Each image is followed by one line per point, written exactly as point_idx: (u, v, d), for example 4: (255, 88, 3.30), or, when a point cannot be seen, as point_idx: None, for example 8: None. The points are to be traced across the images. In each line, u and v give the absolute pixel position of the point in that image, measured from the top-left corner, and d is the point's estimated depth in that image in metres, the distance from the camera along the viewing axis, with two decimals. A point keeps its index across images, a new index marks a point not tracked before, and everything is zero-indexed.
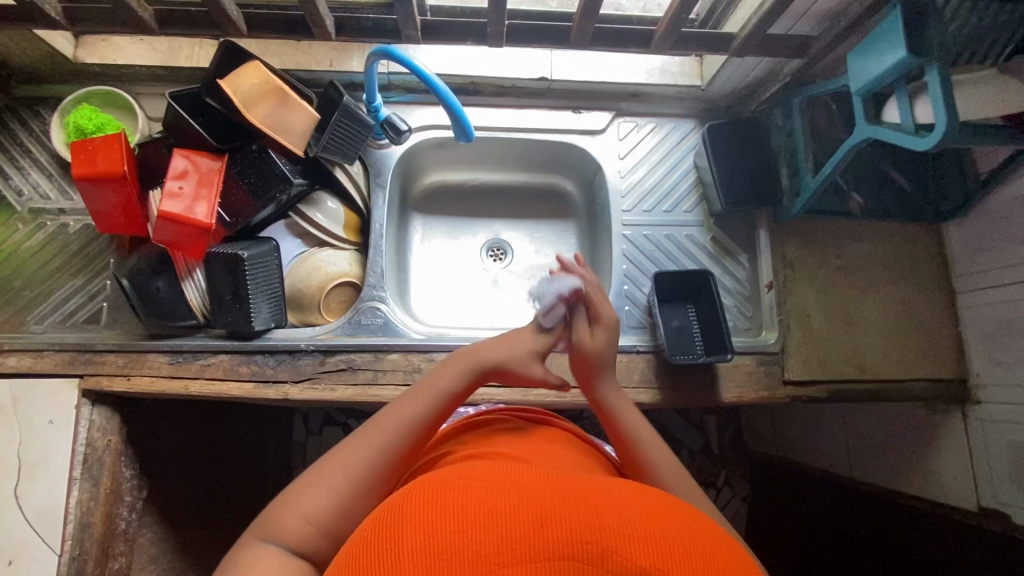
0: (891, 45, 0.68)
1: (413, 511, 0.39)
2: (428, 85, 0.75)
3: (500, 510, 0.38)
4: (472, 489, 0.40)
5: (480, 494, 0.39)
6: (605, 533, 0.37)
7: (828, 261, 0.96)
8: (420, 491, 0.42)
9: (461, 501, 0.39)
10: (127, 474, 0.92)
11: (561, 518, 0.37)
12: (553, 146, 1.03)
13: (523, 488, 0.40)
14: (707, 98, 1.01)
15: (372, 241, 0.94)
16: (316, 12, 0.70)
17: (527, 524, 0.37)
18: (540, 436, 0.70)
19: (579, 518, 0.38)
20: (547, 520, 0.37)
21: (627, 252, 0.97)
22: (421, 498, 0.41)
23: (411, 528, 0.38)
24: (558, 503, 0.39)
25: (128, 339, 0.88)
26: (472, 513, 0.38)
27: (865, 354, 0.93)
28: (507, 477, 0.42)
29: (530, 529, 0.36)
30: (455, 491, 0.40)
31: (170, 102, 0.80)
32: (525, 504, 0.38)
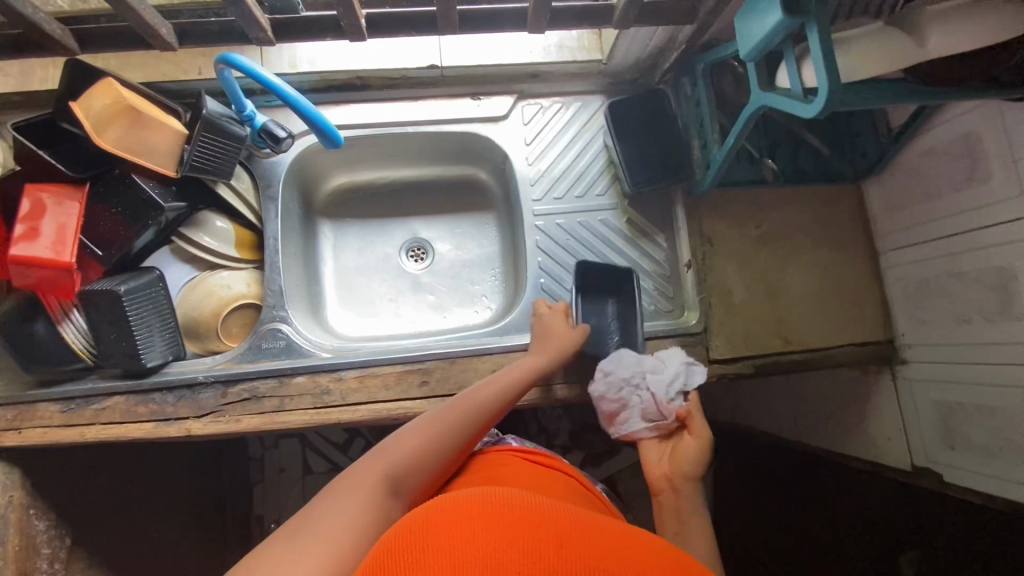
0: (769, 7, 0.63)
1: (432, 517, 0.38)
2: (271, 89, 0.70)
3: (520, 531, 0.37)
4: (496, 508, 0.40)
5: (502, 512, 0.39)
6: (623, 564, 0.36)
7: (747, 233, 0.92)
8: (438, 508, 0.40)
9: (483, 516, 0.38)
10: (42, 526, 0.88)
11: (576, 543, 0.37)
12: (456, 137, 0.98)
13: (538, 513, 0.40)
14: (611, 72, 0.95)
15: (268, 258, 0.89)
16: (143, 22, 0.63)
17: (546, 545, 0.36)
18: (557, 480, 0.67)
19: (592, 545, 0.37)
20: (562, 543, 0.37)
21: (541, 243, 0.93)
22: (440, 509, 0.40)
23: (436, 538, 0.36)
24: (573, 532, 0.38)
25: (16, 390, 0.83)
26: (497, 528, 0.37)
27: (791, 325, 0.91)
28: (526, 500, 0.41)
29: (550, 547, 0.36)
30: (475, 509, 0.40)
31: (13, 133, 0.73)
32: (543, 526, 0.38)
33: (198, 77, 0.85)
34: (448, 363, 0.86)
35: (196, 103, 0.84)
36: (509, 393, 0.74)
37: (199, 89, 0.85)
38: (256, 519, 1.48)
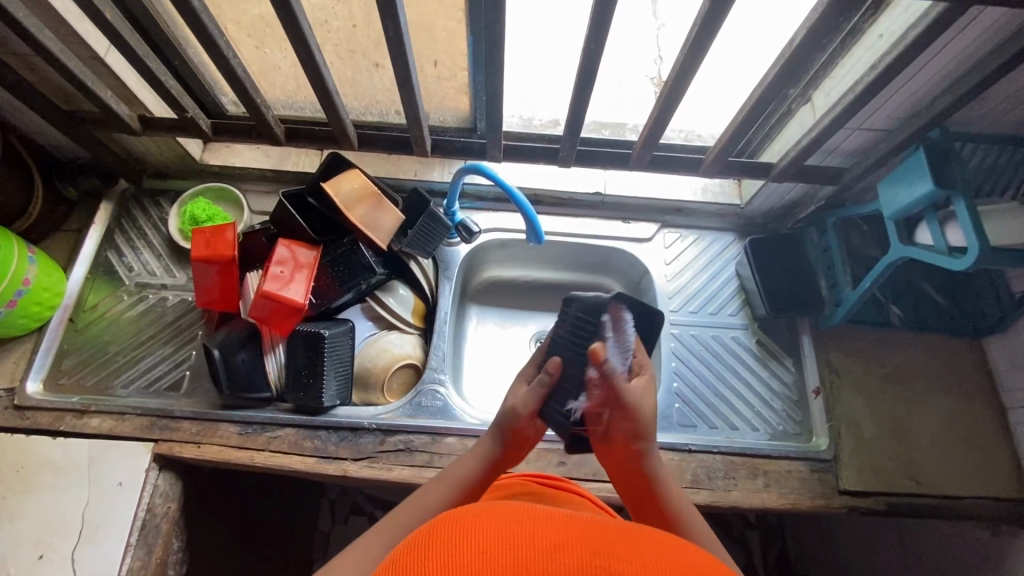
0: (920, 180, 0.77)
1: (436, 538, 0.38)
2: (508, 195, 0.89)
3: (511, 536, 0.37)
4: (488, 519, 0.39)
5: (498, 524, 0.38)
6: (612, 560, 0.35)
7: (873, 370, 0.99)
8: (437, 522, 0.40)
9: (467, 529, 0.38)
10: (176, 546, 0.92)
11: (573, 547, 0.36)
12: (603, 251, 1.12)
13: (536, 522, 0.39)
14: (745, 216, 1.11)
15: (437, 326, 1.03)
16: (420, 135, 0.86)
17: (540, 547, 0.36)
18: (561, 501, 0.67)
19: (588, 543, 0.36)
20: (559, 547, 0.36)
21: (676, 349, 1.02)
22: (444, 527, 0.39)
23: (433, 550, 0.37)
24: (558, 531, 0.38)
25: (203, 407, 0.94)
26: (490, 539, 0.37)
27: (920, 467, 0.93)
28: (522, 512, 0.41)
29: (537, 551, 0.35)
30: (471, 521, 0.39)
31: (281, 199, 0.92)
32: (537, 533, 0.37)
33: (413, 177, 1.06)
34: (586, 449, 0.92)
35: (409, 196, 1.02)
36: (497, 456, 0.72)
37: (412, 185, 1.06)
38: None
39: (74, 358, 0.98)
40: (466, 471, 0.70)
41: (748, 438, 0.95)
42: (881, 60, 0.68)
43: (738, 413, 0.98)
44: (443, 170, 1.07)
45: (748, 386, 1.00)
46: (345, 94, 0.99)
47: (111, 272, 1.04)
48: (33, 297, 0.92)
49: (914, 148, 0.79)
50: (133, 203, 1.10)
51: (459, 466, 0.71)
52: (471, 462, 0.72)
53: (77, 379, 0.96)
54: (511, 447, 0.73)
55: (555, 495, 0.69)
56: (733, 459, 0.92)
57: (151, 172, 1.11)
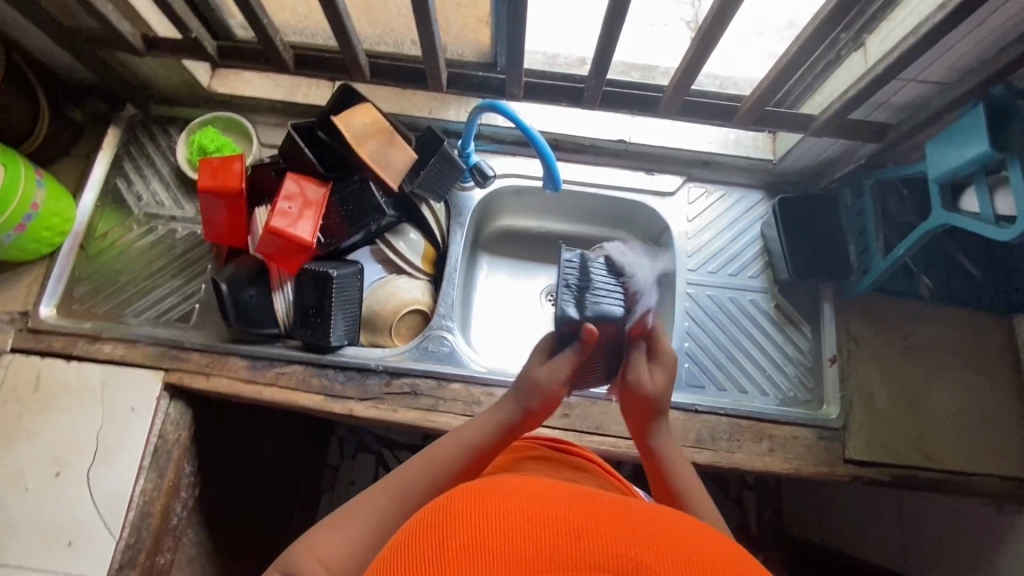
0: (973, 140, 0.71)
1: (457, 511, 0.37)
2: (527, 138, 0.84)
3: (532, 515, 0.35)
4: (510, 492, 0.38)
5: (519, 498, 0.37)
6: (640, 549, 0.34)
7: (893, 342, 0.96)
8: (456, 494, 0.39)
9: (492, 500, 0.37)
10: (187, 470, 0.95)
11: (598, 531, 0.35)
12: (622, 204, 1.07)
13: (560, 497, 0.38)
14: (776, 172, 1.04)
15: (447, 274, 1.00)
16: (436, 67, 0.81)
17: (566, 533, 0.34)
18: (573, 469, 0.65)
19: (616, 529, 0.36)
20: (585, 531, 0.35)
21: (690, 309, 0.99)
22: (464, 498, 0.38)
23: (454, 530, 0.35)
24: (585, 511, 0.37)
25: (213, 340, 0.94)
26: (517, 518, 0.35)
27: (931, 441, 0.91)
28: (545, 485, 0.39)
29: (563, 534, 0.34)
30: (490, 494, 0.38)
31: (290, 131, 0.89)
32: (562, 513, 0.36)
33: (428, 115, 1.01)
34: (590, 402, 0.92)
35: (422, 134, 0.98)
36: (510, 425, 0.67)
37: (426, 124, 1.01)
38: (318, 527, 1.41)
39: (85, 285, 0.98)
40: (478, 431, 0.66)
41: (756, 402, 0.94)
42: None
43: (748, 377, 0.96)
44: (458, 108, 1.02)
45: (763, 350, 0.98)
46: (360, 21, 0.93)
47: (120, 200, 1.03)
48: (43, 222, 0.91)
49: (973, 104, 0.72)
50: (141, 129, 1.06)
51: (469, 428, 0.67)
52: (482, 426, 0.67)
53: (89, 306, 0.97)
54: (528, 416, 0.67)
55: (560, 460, 0.67)
56: (739, 422, 0.91)
57: (158, 98, 1.07)
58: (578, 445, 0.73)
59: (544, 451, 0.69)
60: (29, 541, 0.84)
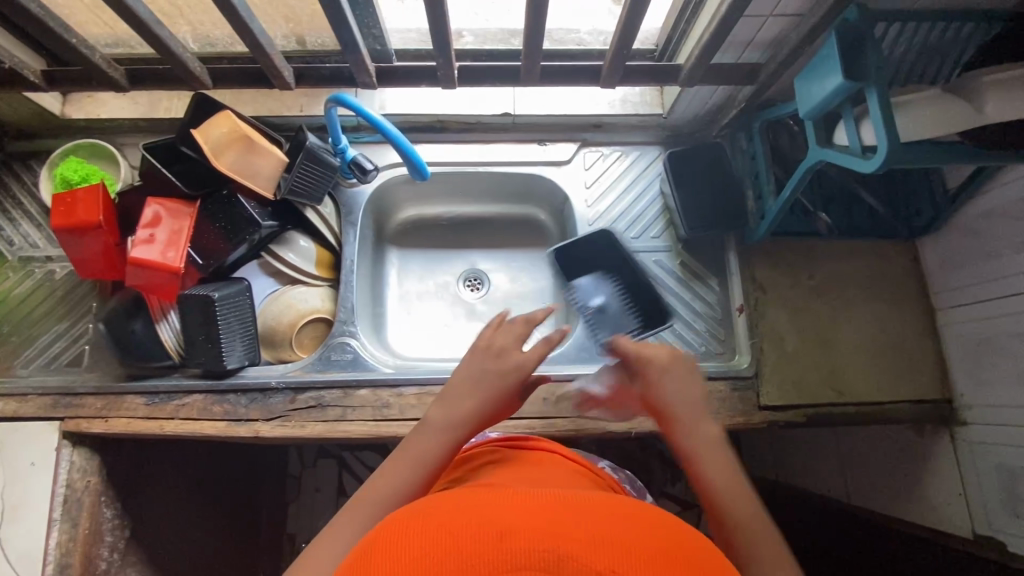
0: (831, 71, 0.68)
1: (378, 544, 0.36)
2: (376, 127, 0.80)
3: (452, 531, 0.34)
4: (432, 516, 0.37)
5: (438, 518, 0.36)
6: (564, 541, 0.33)
7: (801, 283, 0.95)
8: (386, 527, 0.38)
9: (417, 526, 0.36)
10: (108, 514, 0.93)
11: (521, 530, 0.34)
12: (519, 179, 1.04)
13: (483, 507, 0.37)
14: (670, 126, 1.01)
15: (344, 277, 0.97)
16: (271, 65, 0.75)
17: (487, 539, 0.33)
18: (540, 464, 0.62)
19: (536, 524, 0.34)
20: (507, 533, 0.34)
21: (596, 279, 0.98)
22: (388, 531, 0.37)
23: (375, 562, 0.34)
24: (505, 512, 0.36)
25: (106, 381, 0.91)
26: (436, 540, 0.34)
27: (844, 377, 0.91)
28: (470, 499, 0.39)
29: (486, 539, 0.33)
30: (414, 521, 0.37)
31: (144, 154, 0.84)
32: (484, 520, 0.35)
33: (299, 113, 0.95)
34: None
35: (293, 136, 0.94)
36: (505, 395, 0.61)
37: (299, 123, 0.96)
38: (289, 537, 1.40)
39: None
40: (472, 407, 0.60)
41: None
42: None
43: (660, 339, 0.95)
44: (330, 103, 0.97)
45: (672, 309, 0.96)
46: (200, 22, 0.86)
47: None
48: None
49: (830, 32, 0.69)
50: (2, 168, 1.00)
51: (464, 399, 0.60)
52: (470, 395, 0.60)
53: None
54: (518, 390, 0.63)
55: (522, 456, 0.63)
56: None
57: (14, 133, 1.00)
58: (547, 440, 0.71)
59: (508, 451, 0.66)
60: None
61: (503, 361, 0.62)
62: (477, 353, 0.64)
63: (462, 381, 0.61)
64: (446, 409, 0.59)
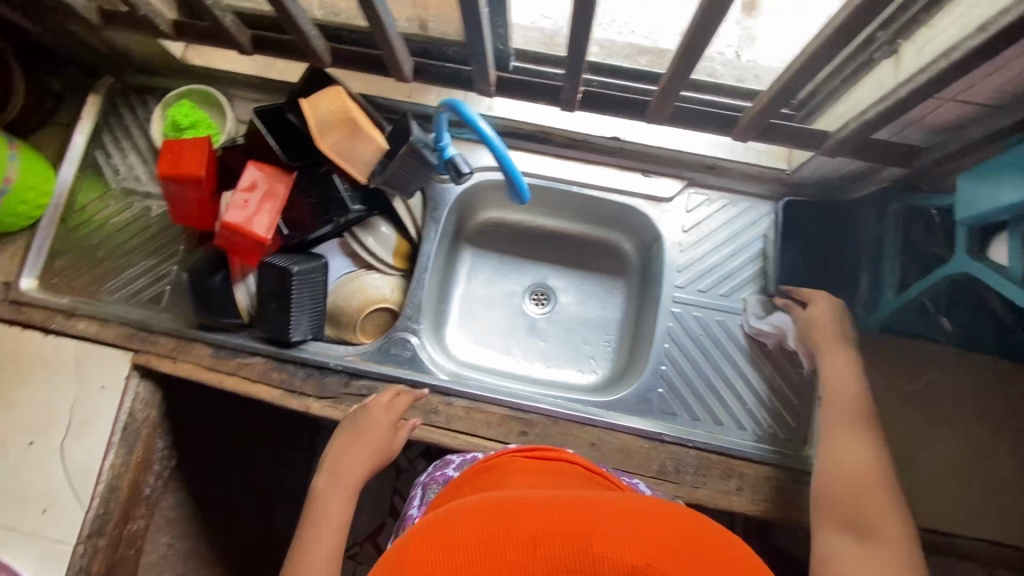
0: (1012, 182, 0.59)
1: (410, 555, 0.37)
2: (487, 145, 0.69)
3: (483, 545, 0.36)
4: (458, 525, 0.38)
5: (467, 526, 0.38)
6: (600, 542, 0.35)
7: (895, 385, 0.87)
8: (417, 536, 0.39)
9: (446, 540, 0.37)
10: (159, 445, 0.99)
11: (552, 537, 0.35)
12: (613, 206, 0.99)
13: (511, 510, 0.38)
14: (790, 183, 0.93)
15: (417, 273, 0.96)
16: (395, 58, 0.73)
17: (520, 545, 0.35)
18: (553, 474, 0.59)
19: (566, 530, 0.36)
20: (540, 541, 0.35)
21: (673, 330, 0.92)
22: (419, 543, 0.38)
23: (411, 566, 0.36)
24: (529, 515, 0.37)
25: (180, 325, 0.94)
26: (477, 544, 0.36)
27: (919, 498, 0.82)
28: (494, 505, 0.39)
29: (521, 546, 0.35)
30: (443, 531, 0.38)
31: (252, 116, 0.84)
32: (514, 526, 0.37)
33: (406, 98, 0.95)
34: (551, 421, 0.88)
35: (397, 121, 0.91)
36: (380, 456, 0.80)
37: (404, 108, 0.93)
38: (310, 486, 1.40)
39: (65, 258, 0.99)
40: (364, 464, 0.79)
41: (731, 436, 0.87)
42: (999, 20, 0.50)
43: (726, 408, 0.89)
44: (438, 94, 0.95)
45: (747, 380, 0.90)
46: None
47: (99, 173, 1.02)
48: (19, 196, 0.92)
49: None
50: (120, 99, 1.03)
51: (352, 465, 0.79)
52: (357, 454, 0.79)
53: (68, 280, 0.98)
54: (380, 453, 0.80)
55: (533, 465, 0.60)
56: (708, 457, 0.85)
57: (136, 66, 1.03)
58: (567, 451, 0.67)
59: (522, 461, 0.62)
60: (13, 501, 0.90)
61: (364, 431, 0.81)
62: (342, 436, 0.82)
63: (345, 433, 0.81)
64: (331, 480, 0.78)
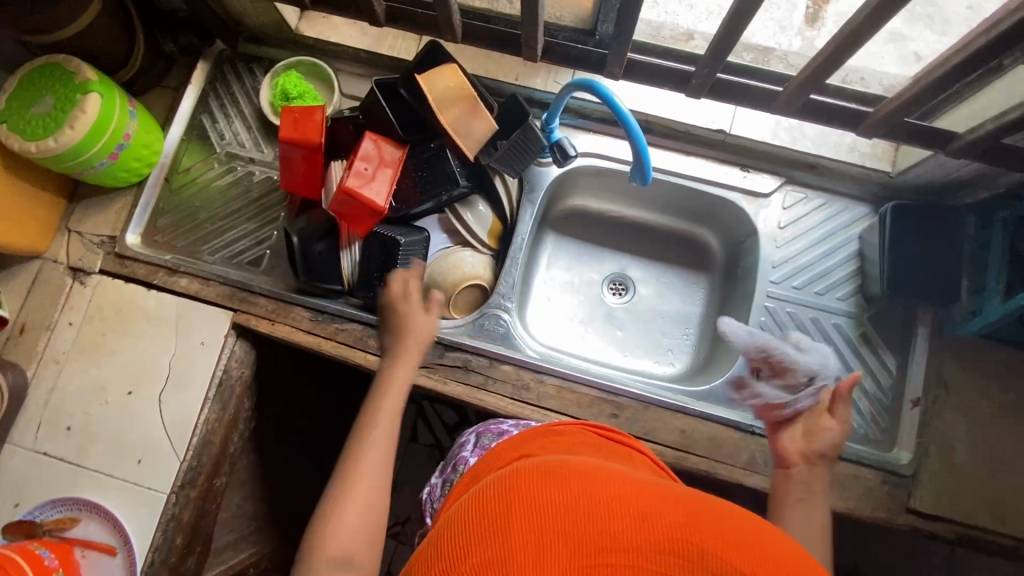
0: None
1: (514, 492, 0.38)
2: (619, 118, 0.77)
3: (592, 504, 0.35)
4: (568, 480, 0.38)
5: (573, 483, 0.37)
6: (708, 537, 0.34)
7: (988, 394, 0.87)
8: (519, 475, 0.39)
9: (554, 486, 0.37)
10: (246, 405, 1.01)
11: (661, 518, 0.35)
12: (709, 199, 0.99)
13: (621, 485, 0.38)
14: (891, 187, 0.94)
15: (511, 252, 0.97)
16: (533, 35, 0.74)
17: (629, 516, 0.35)
18: (628, 456, 0.56)
19: (678, 516, 0.35)
20: (647, 517, 0.35)
21: (766, 325, 0.93)
22: (523, 481, 0.38)
23: (513, 508, 0.36)
24: (640, 496, 0.37)
25: (279, 288, 0.97)
26: (585, 502, 0.36)
27: (1011, 507, 0.83)
28: (601, 475, 0.39)
29: (628, 520, 0.34)
30: (550, 478, 0.38)
31: (372, 88, 0.87)
32: (624, 499, 0.36)
33: (514, 81, 0.97)
34: (642, 406, 0.89)
35: (506, 102, 0.92)
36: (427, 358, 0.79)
37: (511, 90, 0.95)
38: None
39: (168, 218, 1.02)
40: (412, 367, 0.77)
41: None
42: None
43: None
44: (545, 78, 0.97)
45: None
46: None
47: (205, 136, 1.05)
48: (133, 152, 0.94)
49: None
50: (229, 67, 1.06)
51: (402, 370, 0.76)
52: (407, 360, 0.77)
53: (170, 239, 1.01)
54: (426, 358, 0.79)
55: (605, 442, 0.57)
56: None
57: (248, 36, 1.06)
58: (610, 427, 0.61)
59: (594, 435, 0.58)
60: (106, 449, 0.91)
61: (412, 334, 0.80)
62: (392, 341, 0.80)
63: (404, 334, 0.80)
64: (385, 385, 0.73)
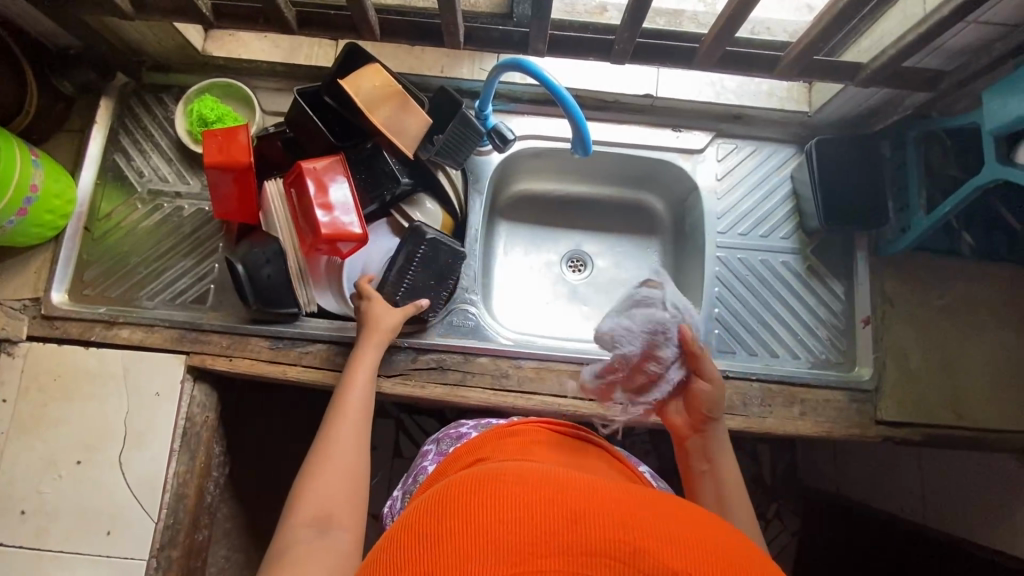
0: None
1: (454, 497, 0.37)
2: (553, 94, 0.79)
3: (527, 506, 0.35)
4: (508, 485, 0.37)
5: (513, 488, 0.37)
6: (638, 534, 0.34)
7: (929, 301, 0.93)
8: (461, 482, 0.38)
9: (491, 494, 0.36)
10: (216, 449, 0.96)
11: (594, 517, 0.34)
12: (648, 163, 1.02)
13: (561, 486, 0.37)
14: (811, 126, 0.99)
15: (468, 244, 0.97)
16: (454, 22, 0.74)
17: (562, 517, 0.34)
18: (582, 453, 0.56)
19: (613, 514, 0.35)
20: (580, 517, 0.34)
21: (721, 274, 0.97)
22: (464, 489, 0.37)
23: (451, 515, 0.35)
24: (578, 495, 0.36)
25: (232, 322, 0.92)
26: (524, 505, 0.35)
27: (965, 400, 0.89)
28: (544, 478, 0.38)
29: (560, 520, 0.34)
30: (494, 485, 0.37)
31: (295, 97, 0.83)
32: (561, 497, 0.36)
33: (440, 73, 0.95)
34: None
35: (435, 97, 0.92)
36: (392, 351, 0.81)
37: (438, 83, 0.95)
38: None
39: (96, 269, 0.95)
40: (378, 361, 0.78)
41: (787, 366, 0.92)
42: None
43: (778, 340, 0.94)
44: (471, 66, 0.96)
45: (794, 312, 0.96)
46: None
47: (121, 176, 0.98)
48: (45, 204, 0.87)
49: None
50: (135, 100, 1.00)
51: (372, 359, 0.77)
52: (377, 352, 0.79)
53: (102, 291, 0.94)
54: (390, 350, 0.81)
55: (564, 443, 0.57)
56: (770, 387, 0.89)
57: (151, 64, 1.00)
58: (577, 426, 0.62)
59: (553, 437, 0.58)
60: (67, 525, 0.84)
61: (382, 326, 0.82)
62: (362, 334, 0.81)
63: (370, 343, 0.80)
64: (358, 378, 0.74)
